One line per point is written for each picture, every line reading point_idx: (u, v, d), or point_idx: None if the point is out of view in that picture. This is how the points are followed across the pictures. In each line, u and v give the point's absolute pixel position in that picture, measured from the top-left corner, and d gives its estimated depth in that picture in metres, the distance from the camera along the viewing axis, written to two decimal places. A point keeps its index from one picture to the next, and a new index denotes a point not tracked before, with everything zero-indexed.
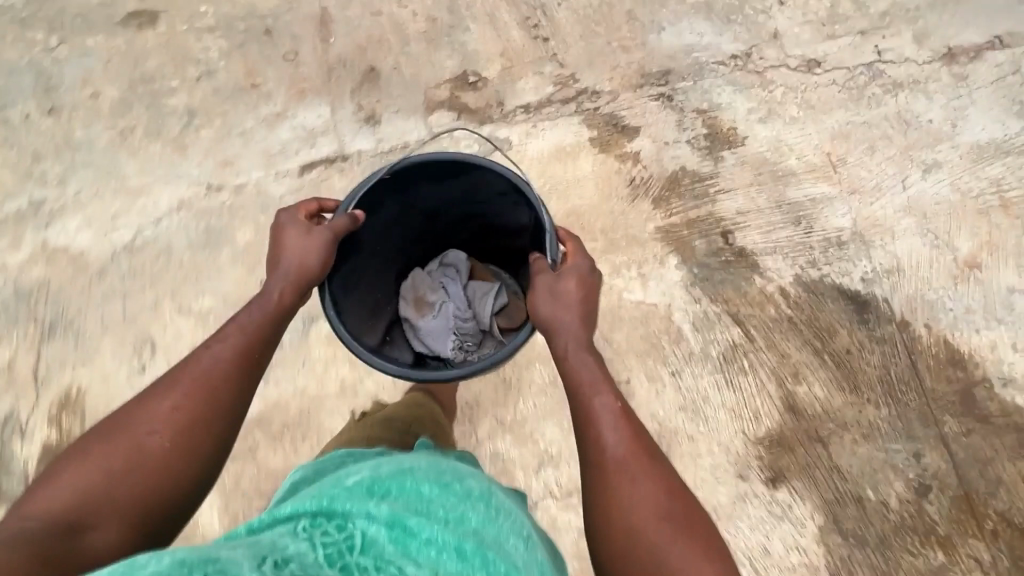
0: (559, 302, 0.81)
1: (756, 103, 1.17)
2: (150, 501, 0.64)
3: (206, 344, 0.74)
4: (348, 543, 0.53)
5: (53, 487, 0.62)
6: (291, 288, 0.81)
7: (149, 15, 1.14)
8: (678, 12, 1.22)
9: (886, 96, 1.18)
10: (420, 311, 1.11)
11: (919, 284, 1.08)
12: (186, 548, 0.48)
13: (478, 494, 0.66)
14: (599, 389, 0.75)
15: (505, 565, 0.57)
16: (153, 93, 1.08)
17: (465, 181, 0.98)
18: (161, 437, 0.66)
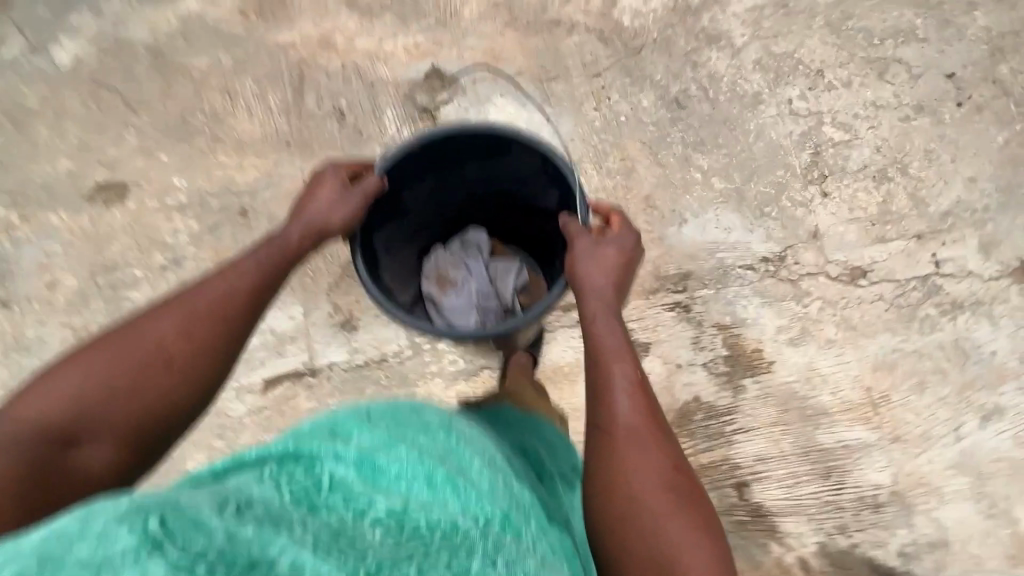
0: (599, 261, 0.77)
1: (788, 320, 1.01)
2: (141, 421, 0.60)
3: (218, 272, 0.70)
4: (315, 485, 0.50)
5: (39, 394, 0.58)
6: (304, 233, 0.79)
7: (119, 190, 1.05)
8: (704, 200, 1.08)
9: (943, 319, 1.01)
10: (443, 288, 1.08)
11: (968, 565, 0.92)
12: (146, 493, 0.40)
13: (440, 428, 0.61)
14: (619, 358, 0.67)
15: (481, 493, 0.53)
16: (114, 286, 0.99)
17: (497, 160, 0.98)
18: (151, 352, 0.61)
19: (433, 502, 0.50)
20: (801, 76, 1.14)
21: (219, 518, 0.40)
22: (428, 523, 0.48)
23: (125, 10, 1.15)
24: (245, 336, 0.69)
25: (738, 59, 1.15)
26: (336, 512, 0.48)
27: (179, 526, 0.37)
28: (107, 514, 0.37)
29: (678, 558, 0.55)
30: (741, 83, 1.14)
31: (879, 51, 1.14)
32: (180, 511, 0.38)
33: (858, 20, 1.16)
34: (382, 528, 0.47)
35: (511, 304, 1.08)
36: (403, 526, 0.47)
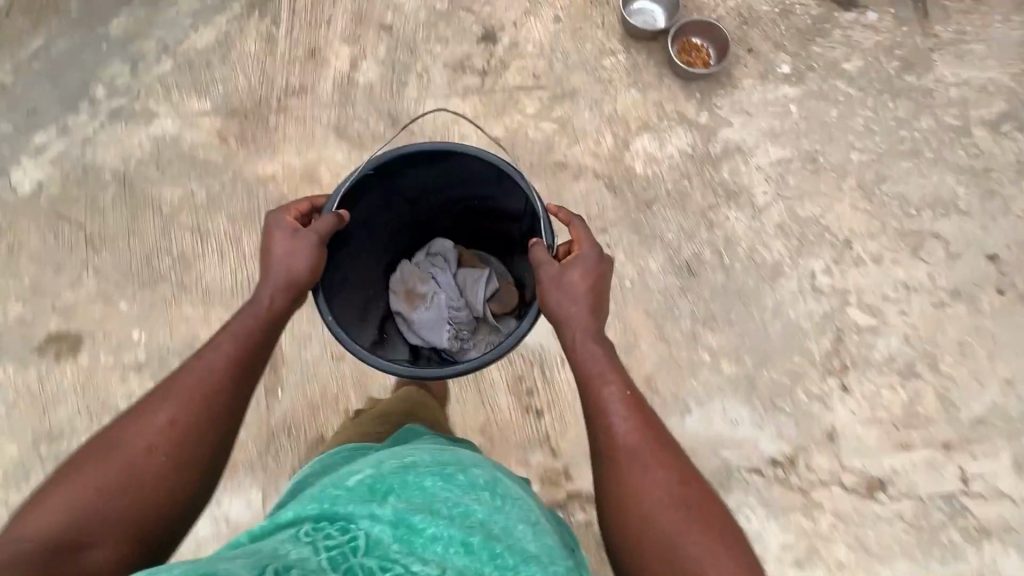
0: (565, 291, 0.73)
1: (795, 537, 0.92)
2: (145, 517, 0.56)
3: (199, 351, 0.66)
4: (352, 544, 0.50)
5: (37, 513, 0.53)
6: (282, 293, 0.71)
7: (70, 341, 0.96)
8: (710, 387, 0.98)
9: (969, 545, 0.91)
10: (411, 303, 1.01)
11: None
12: (185, 562, 0.44)
13: (485, 485, 0.61)
14: (606, 380, 0.68)
15: (515, 559, 0.53)
16: (58, 455, 0.91)
17: (454, 168, 0.88)
18: (148, 443, 0.59)
19: (468, 566, 0.51)
20: (828, 245, 1.03)
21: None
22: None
23: (94, 130, 1.06)
24: (240, 413, 0.65)
25: (759, 220, 1.05)
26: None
27: None
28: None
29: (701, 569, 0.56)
30: (760, 250, 1.04)
31: (915, 222, 1.04)
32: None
33: (893, 184, 1.06)
34: None
35: (482, 313, 1.02)
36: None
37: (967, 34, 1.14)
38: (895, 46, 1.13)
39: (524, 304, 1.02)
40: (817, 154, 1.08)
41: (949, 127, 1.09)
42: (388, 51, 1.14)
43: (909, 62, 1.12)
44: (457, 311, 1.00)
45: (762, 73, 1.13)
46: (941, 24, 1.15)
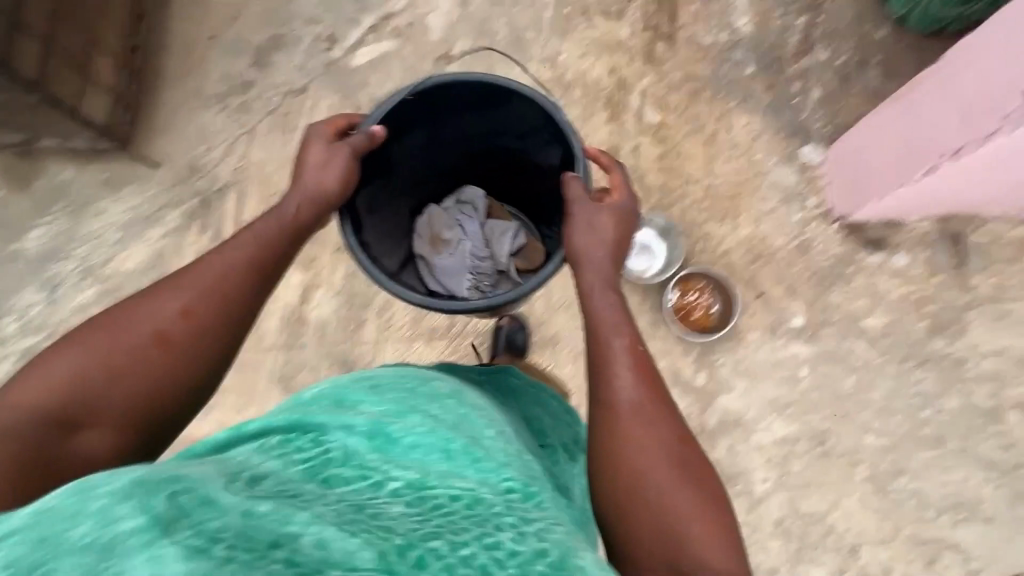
0: (594, 234, 0.68)
1: None
2: (147, 399, 0.57)
3: (218, 248, 0.65)
4: (324, 457, 0.47)
5: (40, 375, 0.55)
6: (309, 203, 0.69)
7: None
8: None
9: None
10: (435, 248, 0.92)
11: None
12: (147, 469, 0.38)
13: (450, 397, 0.62)
14: (617, 331, 0.63)
15: (494, 462, 0.52)
16: None
17: (496, 112, 0.81)
18: (149, 331, 0.58)
19: (450, 471, 0.48)
20: (832, 550, 0.93)
21: (231, 493, 0.36)
22: (446, 495, 0.45)
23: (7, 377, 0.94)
24: (252, 311, 0.64)
25: (755, 515, 0.93)
26: (351, 486, 0.45)
27: (189, 503, 0.34)
28: (106, 491, 0.35)
29: (685, 526, 0.54)
30: (755, 552, 0.92)
31: (932, 528, 0.92)
32: (191, 486, 0.35)
33: (909, 480, 0.93)
34: (402, 500, 0.43)
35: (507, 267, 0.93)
36: (423, 496, 0.44)
37: (1008, 289, 0.99)
38: (925, 302, 0.99)
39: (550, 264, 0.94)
40: (828, 434, 0.95)
41: (979, 409, 0.95)
42: (344, 277, 1.00)
43: (940, 323, 0.98)
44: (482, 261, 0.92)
45: (771, 327, 0.99)
46: (980, 275, 1.00)
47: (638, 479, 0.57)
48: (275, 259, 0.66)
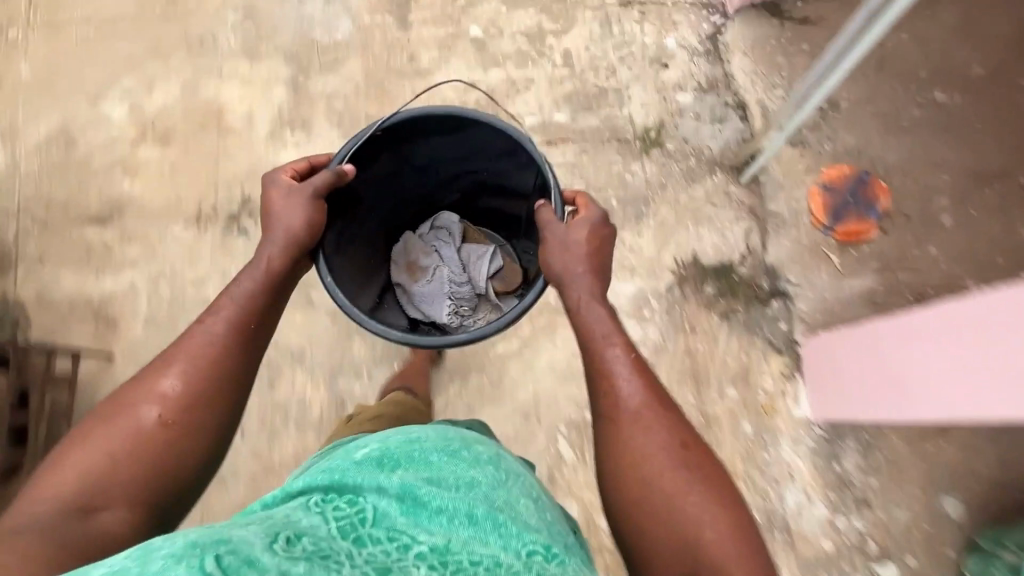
0: (568, 253, 0.74)
1: None
2: (154, 475, 0.57)
3: (199, 318, 0.65)
4: (360, 516, 0.49)
5: (55, 476, 0.54)
6: (284, 251, 0.71)
7: None
8: None
9: None
10: (414, 275, 1.05)
11: None
12: (199, 529, 0.44)
13: (486, 460, 0.60)
14: (608, 342, 0.68)
15: (519, 527, 0.52)
16: None
17: (469, 140, 0.91)
18: (159, 408, 0.59)
19: (474, 538, 0.49)
20: None
21: (269, 554, 0.42)
22: (470, 560, 0.47)
23: None
24: (249, 369, 0.65)
25: None
26: (383, 546, 0.47)
27: (233, 564, 0.40)
28: (164, 554, 0.41)
29: (695, 539, 0.57)
30: None
31: None
32: (232, 548, 0.42)
33: None
34: (426, 564, 0.45)
35: (483, 289, 1.05)
36: (446, 561, 0.46)
37: None
38: None
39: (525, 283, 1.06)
40: None
41: None
42: None
43: None
44: (459, 285, 1.03)
45: None
46: None
47: (653, 490, 0.60)
48: (261, 314, 0.68)
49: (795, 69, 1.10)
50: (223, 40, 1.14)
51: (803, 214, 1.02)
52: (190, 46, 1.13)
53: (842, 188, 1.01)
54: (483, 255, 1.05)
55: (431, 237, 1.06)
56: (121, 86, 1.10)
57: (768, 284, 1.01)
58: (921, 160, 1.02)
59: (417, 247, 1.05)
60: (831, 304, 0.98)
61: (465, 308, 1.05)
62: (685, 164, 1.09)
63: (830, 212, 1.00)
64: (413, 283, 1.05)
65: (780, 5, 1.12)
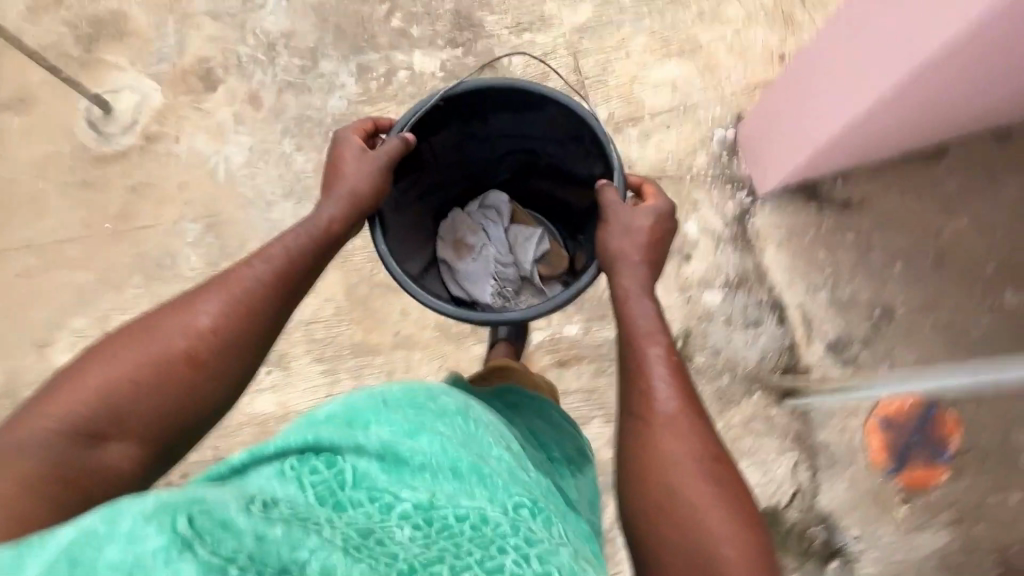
0: (628, 239, 0.65)
1: None
2: (164, 412, 0.53)
3: (246, 259, 0.61)
4: (338, 478, 0.51)
5: (67, 392, 0.51)
6: (342, 211, 0.66)
7: None
8: None
9: None
10: (457, 254, 0.94)
11: None
12: (168, 491, 0.40)
13: (456, 412, 0.63)
14: (651, 338, 0.59)
15: (503, 480, 0.56)
16: None
17: (533, 119, 0.82)
18: (187, 345, 0.54)
19: (458, 492, 0.53)
20: None
21: (245, 516, 0.40)
22: (454, 513, 0.50)
23: None
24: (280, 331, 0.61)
25: None
26: (363, 509, 0.49)
27: (207, 525, 0.37)
28: (134, 510, 0.36)
29: (708, 545, 0.50)
30: None
31: None
32: (209, 509, 0.39)
33: None
34: (410, 524, 0.48)
35: (532, 274, 0.95)
36: (430, 518, 0.49)
37: None
38: None
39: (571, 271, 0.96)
40: None
41: None
42: None
43: None
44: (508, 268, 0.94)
45: None
46: None
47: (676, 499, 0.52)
48: (308, 271, 0.63)
49: (841, 264, 0.95)
50: (183, 262, 1.00)
51: (860, 452, 0.89)
52: (147, 270, 1.00)
53: (905, 426, 0.89)
54: (536, 233, 0.96)
55: (480, 217, 0.96)
56: (72, 328, 0.98)
57: (823, 536, 0.88)
58: (997, 381, 0.88)
59: (464, 226, 0.94)
60: (899, 565, 0.86)
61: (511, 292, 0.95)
62: (720, 382, 0.95)
63: (891, 453, 0.88)
64: (455, 262, 0.94)
65: (818, 185, 0.97)
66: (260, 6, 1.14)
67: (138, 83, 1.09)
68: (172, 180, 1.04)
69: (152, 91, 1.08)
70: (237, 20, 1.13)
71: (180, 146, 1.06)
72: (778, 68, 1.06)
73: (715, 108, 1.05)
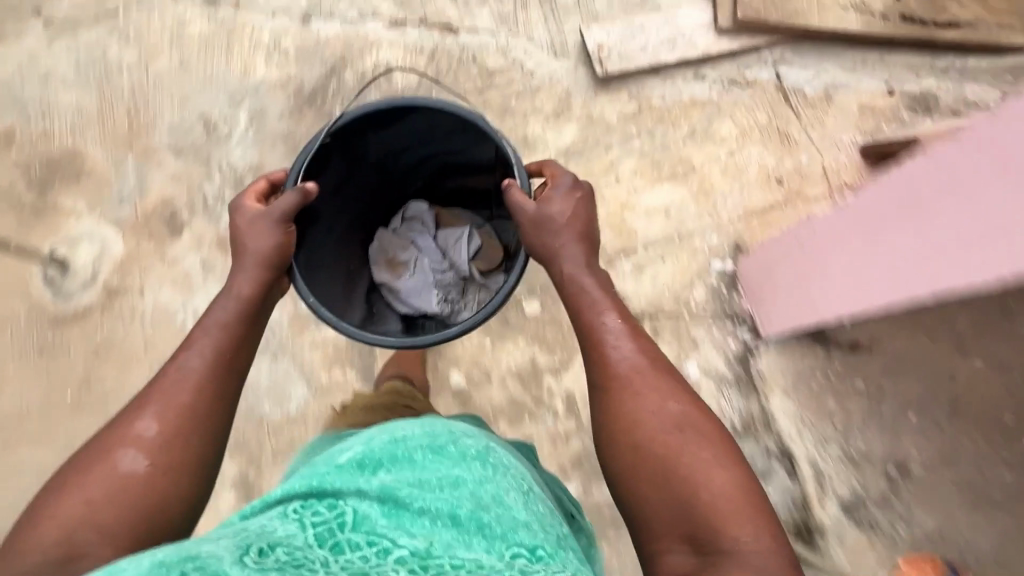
0: (544, 230, 0.70)
1: None
2: (132, 522, 0.50)
3: (182, 347, 0.60)
4: (339, 520, 0.46)
5: (30, 535, 0.48)
6: (259, 274, 0.66)
7: None
8: None
9: None
10: (394, 272, 0.97)
11: None
12: (165, 549, 0.41)
13: (476, 456, 0.56)
14: (601, 309, 0.65)
15: (508, 525, 0.49)
16: None
17: (416, 124, 0.85)
18: (141, 457, 0.53)
19: (457, 540, 0.47)
20: None
21: (238, 567, 0.39)
22: (451, 563, 0.43)
23: None
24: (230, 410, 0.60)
25: None
26: (361, 552, 0.43)
27: None
28: (128, 575, 0.38)
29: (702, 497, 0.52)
30: None
31: None
32: (200, 564, 0.39)
33: None
34: (406, 568, 0.42)
35: (469, 272, 0.97)
36: (428, 565, 0.43)
37: None
38: None
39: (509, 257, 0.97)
40: None
41: None
42: None
43: None
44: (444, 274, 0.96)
45: None
46: None
47: (652, 444, 0.56)
48: (243, 341, 0.63)
49: (851, 414, 0.90)
50: None
51: None
52: None
53: None
54: (462, 229, 0.98)
55: (404, 231, 0.98)
56: None
57: None
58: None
59: (392, 242, 0.97)
60: None
61: (454, 295, 0.97)
62: None
63: None
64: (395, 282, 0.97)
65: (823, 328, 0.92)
66: (226, 138, 1.08)
67: (97, 231, 1.02)
68: (138, 339, 0.98)
69: (112, 240, 1.02)
70: (201, 155, 1.06)
71: (146, 301, 1.00)
72: (775, 191, 1.01)
73: (711, 237, 1.00)
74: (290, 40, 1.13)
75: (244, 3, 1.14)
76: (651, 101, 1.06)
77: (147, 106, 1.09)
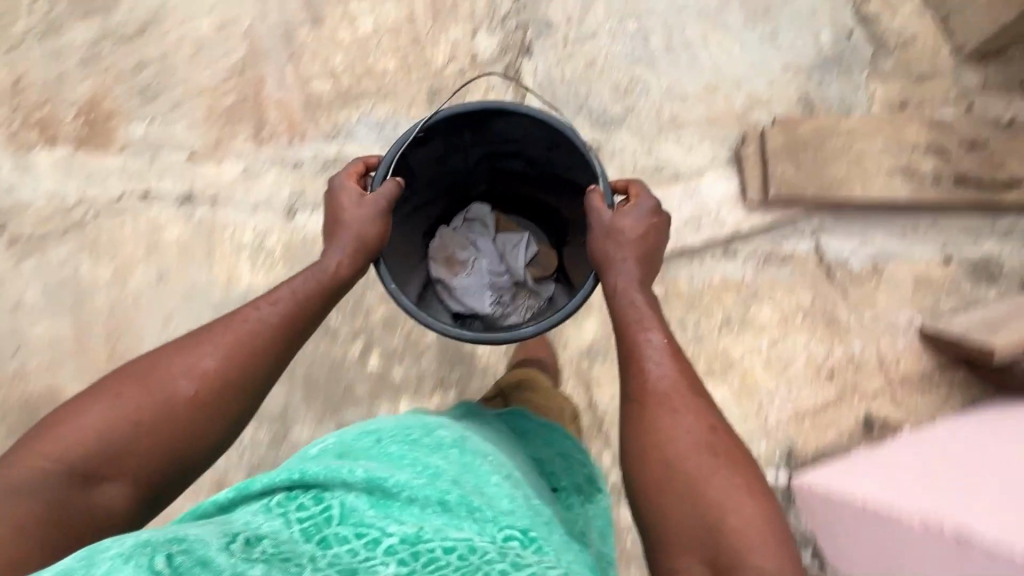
0: (612, 241, 0.68)
1: None
2: (158, 451, 0.54)
3: (255, 303, 0.63)
4: (325, 514, 0.49)
5: (75, 423, 0.53)
6: (352, 261, 0.68)
7: None
8: None
9: None
10: (451, 271, 0.91)
11: None
12: (147, 532, 0.44)
13: (453, 444, 0.62)
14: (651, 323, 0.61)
15: (494, 511, 0.52)
16: None
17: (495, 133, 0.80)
18: (191, 385, 0.56)
19: (447, 524, 0.49)
20: None
21: (224, 555, 0.42)
22: (442, 546, 0.46)
23: None
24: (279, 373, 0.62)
25: None
26: (347, 546, 0.46)
27: (185, 564, 0.40)
28: (112, 554, 0.40)
29: (721, 518, 0.50)
30: None
31: None
32: (184, 550, 0.41)
33: None
34: (395, 560, 0.45)
35: (524, 278, 0.92)
36: (416, 553, 0.46)
37: None
38: None
39: (564, 268, 0.92)
40: None
41: None
42: None
43: None
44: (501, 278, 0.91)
45: None
46: None
47: (674, 458, 0.53)
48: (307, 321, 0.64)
49: None
50: None
51: None
52: None
53: None
54: (520, 234, 0.93)
55: (465, 237, 0.93)
56: None
57: None
58: None
59: (452, 241, 0.92)
60: None
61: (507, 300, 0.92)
62: None
63: None
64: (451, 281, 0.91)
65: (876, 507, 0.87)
66: None
67: None
68: None
69: None
70: None
71: None
72: (826, 387, 0.90)
73: (761, 448, 0.89)
74: (275, 238, 1.04)
75: (221, 200, 1.05)
76: (679, 285, 0.94)
77: (126, 330, 1.00)
